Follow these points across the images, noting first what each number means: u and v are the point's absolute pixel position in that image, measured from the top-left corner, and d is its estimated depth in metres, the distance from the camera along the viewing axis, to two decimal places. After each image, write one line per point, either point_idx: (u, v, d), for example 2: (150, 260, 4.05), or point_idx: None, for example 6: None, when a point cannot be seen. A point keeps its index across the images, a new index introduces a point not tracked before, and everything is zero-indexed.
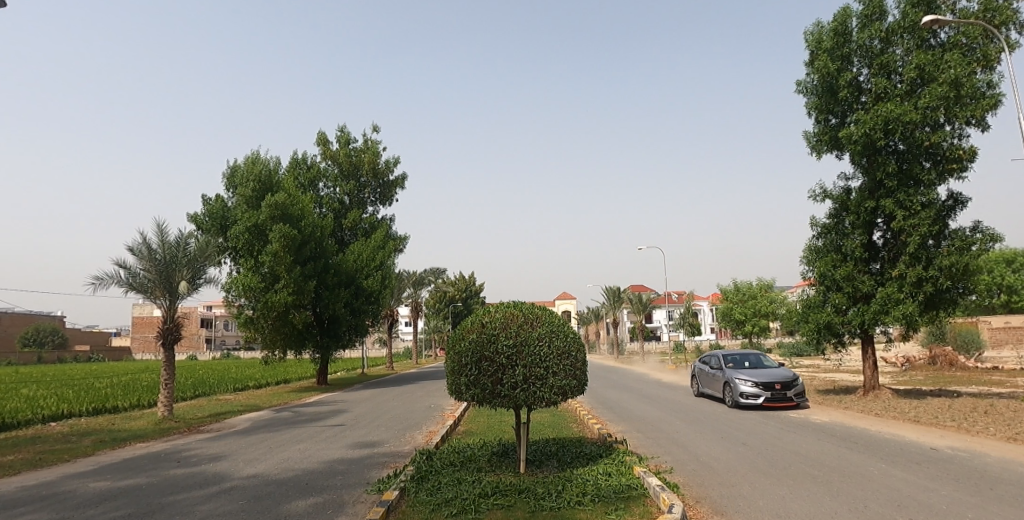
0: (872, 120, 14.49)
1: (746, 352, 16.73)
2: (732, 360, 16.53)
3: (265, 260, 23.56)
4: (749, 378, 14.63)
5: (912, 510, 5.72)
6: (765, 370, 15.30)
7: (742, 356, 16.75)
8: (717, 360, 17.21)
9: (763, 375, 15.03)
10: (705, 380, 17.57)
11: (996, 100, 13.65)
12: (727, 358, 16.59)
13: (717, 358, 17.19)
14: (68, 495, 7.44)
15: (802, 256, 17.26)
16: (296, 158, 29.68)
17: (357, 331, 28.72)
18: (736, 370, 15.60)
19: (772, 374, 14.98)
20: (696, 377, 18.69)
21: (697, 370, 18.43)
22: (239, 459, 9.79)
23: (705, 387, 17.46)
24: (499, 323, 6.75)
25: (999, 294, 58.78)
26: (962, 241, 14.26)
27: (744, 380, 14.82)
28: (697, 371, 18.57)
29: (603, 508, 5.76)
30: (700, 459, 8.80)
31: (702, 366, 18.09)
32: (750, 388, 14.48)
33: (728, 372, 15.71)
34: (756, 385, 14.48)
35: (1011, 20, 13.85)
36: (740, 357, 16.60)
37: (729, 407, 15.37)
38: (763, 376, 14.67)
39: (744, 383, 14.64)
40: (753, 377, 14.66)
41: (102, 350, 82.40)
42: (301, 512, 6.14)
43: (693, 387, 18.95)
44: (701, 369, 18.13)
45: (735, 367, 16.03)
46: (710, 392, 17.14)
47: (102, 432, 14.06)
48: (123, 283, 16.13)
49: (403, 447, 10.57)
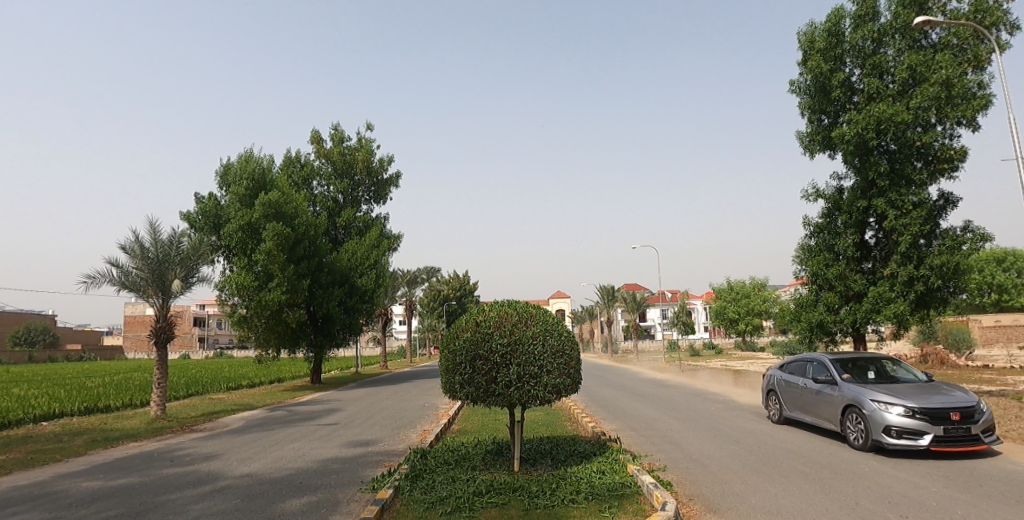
0: (864, 120, 14.59)
1: (863, 356, 10.53)
2: (845, 369, 10.25)
3: (258, 259, 23.45)
4: (893, 403, 8.45)
5: (903, 507, 5.78)
6: (918, 387, 8.97)
7: (859, 362, 10.46)
8: (817, 368, 10.91)
9: (916, 393, 8.74)
10: (794, 398, 11.44)
11: (987, 100, 13.75)
12: (835, 364, 10.33)
13: (817, 364, 10.90)
14: (60, 495, 7.40)
15: (795, 255, 17.38)
16: (290, 156, 29.53)
17: (351, 330, 28.68)
18: (860, 387, 9.37)
19: (932, 392, 8.69)
20: (772, 390, 12.49)
21: (776, 380, 12.21)
22: (233, 458, 9.78)
23: (798, 410, 11.22)
24: (493, 321, 6.76)
25: (989, 293, 59.24)
26: (952, 240, 14.39)
27: (886, 404, 8.57)
28: (775, 381, 12.35)
29: (597, 505, 5.80)
30: (693, 457, 8.85)
31: (787, 376, 11.85)
32: (899, 420, 8.26)
33: (846, 389, 9.51)
34: (909, 415, 8.23)
35: (1001, 21, 13.97)
36: (857, 363, 10.39)
37: (857, 449, 9.07)
38: (921, 398, 8.37)
39: (886, 410, 8.46)
40: (901, 398, 8.45)
41: (93, 350, 81.80)
42: (295, 510, 6.16)
43: (768, 406, 12.80)
44: (785, 380, 11.90)
45: (855, 379, 9.80)
46: (807, 417, 10.86)
47: (94, 431, 13.98)
48: (114, 282, 16.04)
49: (398, 446, 10.58)
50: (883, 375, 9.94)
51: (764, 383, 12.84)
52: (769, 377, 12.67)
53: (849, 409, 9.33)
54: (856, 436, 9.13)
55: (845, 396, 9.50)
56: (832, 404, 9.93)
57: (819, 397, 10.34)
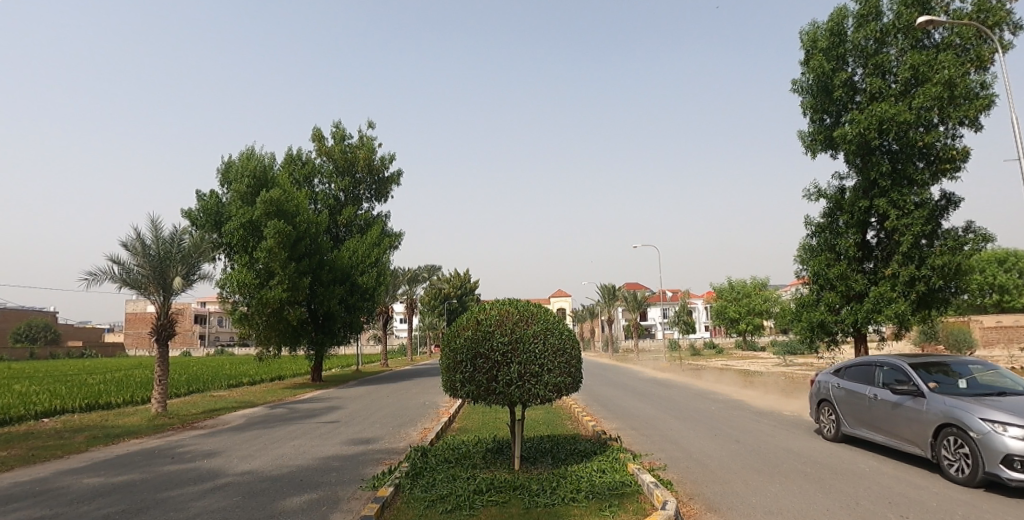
0: (866, 120, 14.57)
1: (949, 360, 8.23)
2: (929, 375, 7.94)
3: (259, 257, 23.46)
4: (1010, 421, 6.20)
5: (904, 507, 5.79)
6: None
7: (944, 366, 8.16)
8: (890, 373, 8.59)
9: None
10: (854, 411, 9.11)
11: (990, 100, 13.71)
12: (915, 371, 8.05)
13: (889, 370, 8.61)
14: (61, 491, 7.41)
15: (796, 255, 17.37)
16: (291, 154, 29.52)
17: (352, 328, 28.69)
18: (957, 400, 7.09)
19: None
20: (825, 400, 10.12)
21: (833, 388, 9.82)
22: (234, 455, 9.78)
23: (861, 426, 8.91)
24: (494, 320, 6.77)
25: (991, 294, 59.13)
26: (954, 241, 14.38)
27: (998, 424, 6.32)
28: (829, 390, 9.97)
29: (597, 504, 5.81)
30: (694, 456, 8.84)
31: (846, 383, 9.49)
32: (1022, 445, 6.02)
33: (937, 402, 7.22)
34: None
35: (1004, 21, 13.93)
36: (943, 369, 8.08)
37: (955, 482, 6.76)
38: None
39: (1000, 431, 6.23)
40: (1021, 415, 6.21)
41: (95, 346, 82.01)
42: (296, 508, 6.16)
43: (815, 418, 10.47)
44: (843, 388, 9.53)
45: (947, 390, 7.49)
46: (878, 436, 8.52)
47: (95, 428, 14.01)
48: (116, 279, 16.06)
49: (398, 444, 10.59)
50: (981, 383, 7.62)
51: (814, 392, 10.48)
52: (820, 384, 10.29)
53: (941, 429, 7.06)
54: (952, 465, 6.85)
55: (933, 413, 7.23)
56: (916, 422, 7.59)
57: (895, 413, 8.02)
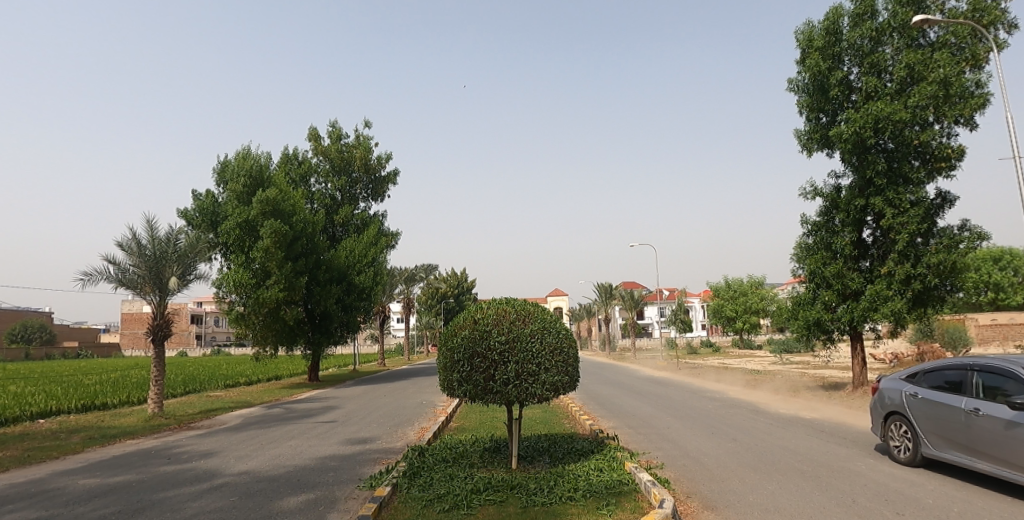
0: (862, 118, 14.60)
1: None
2: None
3: (256, 256, 23.40)
4: None
5: (899, 504, 5.81)
6: None
7: None
8: (991, 380, 6.63)
9: None
10: (938, 428, 7.10)
11: (985, 99, 13.76)
12: None
13: (992, 377, 6.62)
14: (57, 492, 7.38)
15: (792, 253, 17.42)
16: (287, 154, 29.46)
17: (349, 327, 28.65)
18: None
19: None
20: (894, 412, 7.96)
21: (906, 397, 7.67)
22: (231, 455, 9.76)
23: (950, 448, 6.89)
24: (491, 319, 6.76)
25: (986, 292, 59.37)
26: (949, 239, 14.42)
27: None
28: (900, 400, 7.83)
29: (594, 503, 5.81)
30: (691, 454, 8.87)
31: (927, 393, 7.36)
32: None
33: None
34: None
35: (998, 20, 13.98)
36: None
37: None
38: None
39: None
40: None
41: (91, 347, 81.76)
42: (294, 508, 6.16)
43: (876, 432, 8.41)
44: (923, 399, 7.40)
45: None
46: (979, 463, 6.46)
47: (91, 428, 13.97)
48: (112, 279, 15.99)
49: (395, 443, 10.59)
50: None
51: (877, 402, 8.32)
52: (886, 392, 8.13)
53: None
54: None
55: None
56: None
57: (1009, 435, 6.02)
